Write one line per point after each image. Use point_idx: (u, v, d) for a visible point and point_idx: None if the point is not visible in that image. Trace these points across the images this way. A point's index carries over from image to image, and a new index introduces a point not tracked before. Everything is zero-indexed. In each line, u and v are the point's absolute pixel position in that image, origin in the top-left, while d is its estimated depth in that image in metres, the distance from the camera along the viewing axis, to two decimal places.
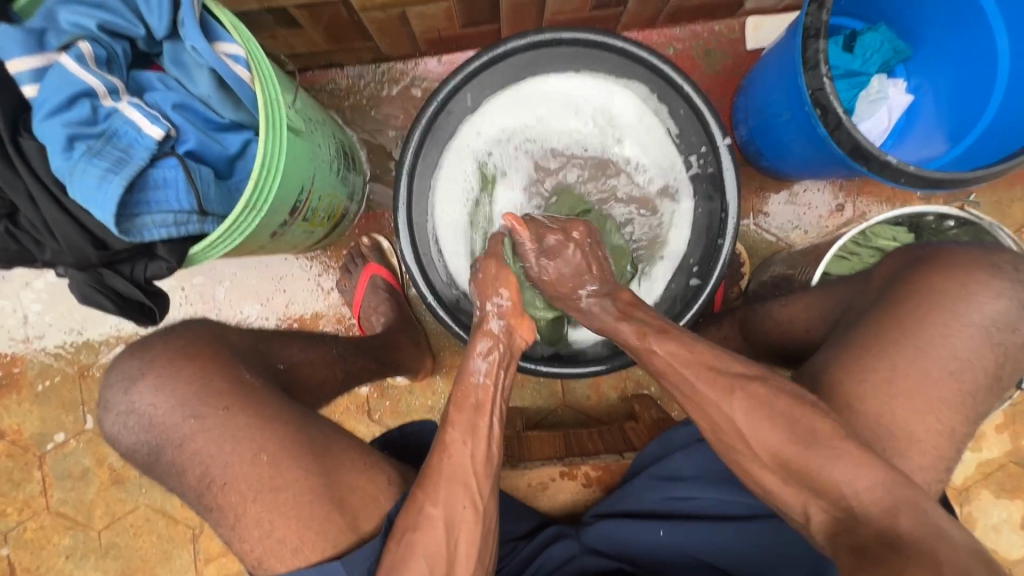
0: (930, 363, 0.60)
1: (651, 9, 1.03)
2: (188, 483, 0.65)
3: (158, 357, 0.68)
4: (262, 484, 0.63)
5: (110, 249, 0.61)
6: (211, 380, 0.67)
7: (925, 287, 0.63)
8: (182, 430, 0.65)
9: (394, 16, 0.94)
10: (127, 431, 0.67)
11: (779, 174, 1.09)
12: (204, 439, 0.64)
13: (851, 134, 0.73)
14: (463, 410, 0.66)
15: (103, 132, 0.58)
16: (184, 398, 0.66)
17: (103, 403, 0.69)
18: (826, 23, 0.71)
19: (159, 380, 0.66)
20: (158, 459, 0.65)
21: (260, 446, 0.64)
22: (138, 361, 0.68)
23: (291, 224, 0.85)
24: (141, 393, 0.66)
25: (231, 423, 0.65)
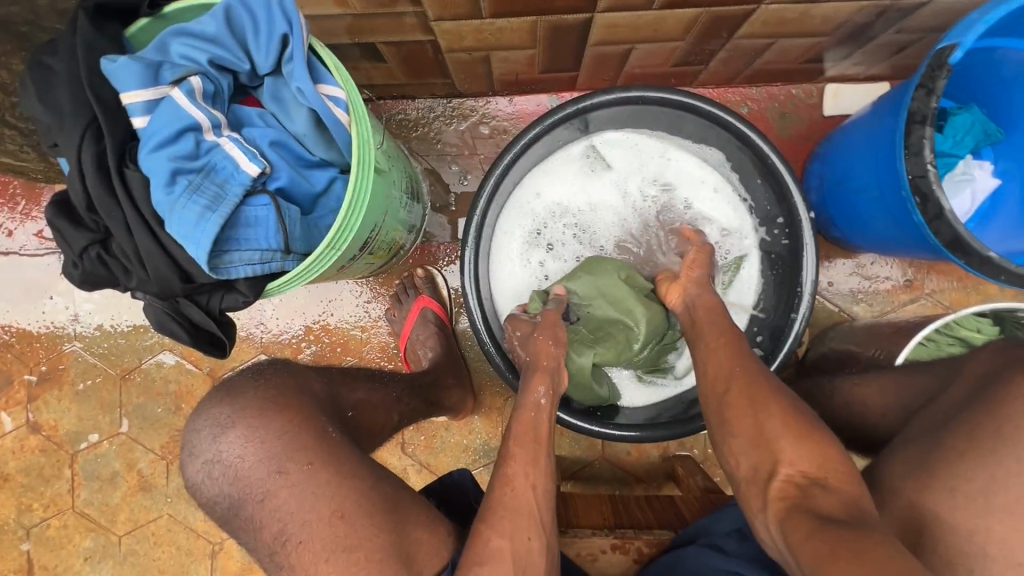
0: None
1: (733, 69, 1.02)
2: (264, 540, 0.64)
3: (248, 405, 0.68)
4: (335, 545, 0.61)
5: (194, 282, 0.60)
6: (300, 434, 0.66)
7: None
8: (266, 485, 0.64)
9: (477, 58, 0.94)
10: (210, 482, 0.67)
11: (848, 246, 1.06)
12: (286, 497, 0.63)
13: (952, 226, 0.70)
14: (525, 445, 0.65)
15: (203, 167, 0.58)
16: (273, 451, 0.65)
17: (188, 450, 0.69)
18: (934, 111, 0.69)
19: (248, 431, 0.66)
20: (238, 514, 0.64)
21: (338, 505, 0.63)
22: (228, 408, 0.68)
23: (358, 258, 0.84)
24: (229, 442, 0.66)
25: (314, 479, 0.63)
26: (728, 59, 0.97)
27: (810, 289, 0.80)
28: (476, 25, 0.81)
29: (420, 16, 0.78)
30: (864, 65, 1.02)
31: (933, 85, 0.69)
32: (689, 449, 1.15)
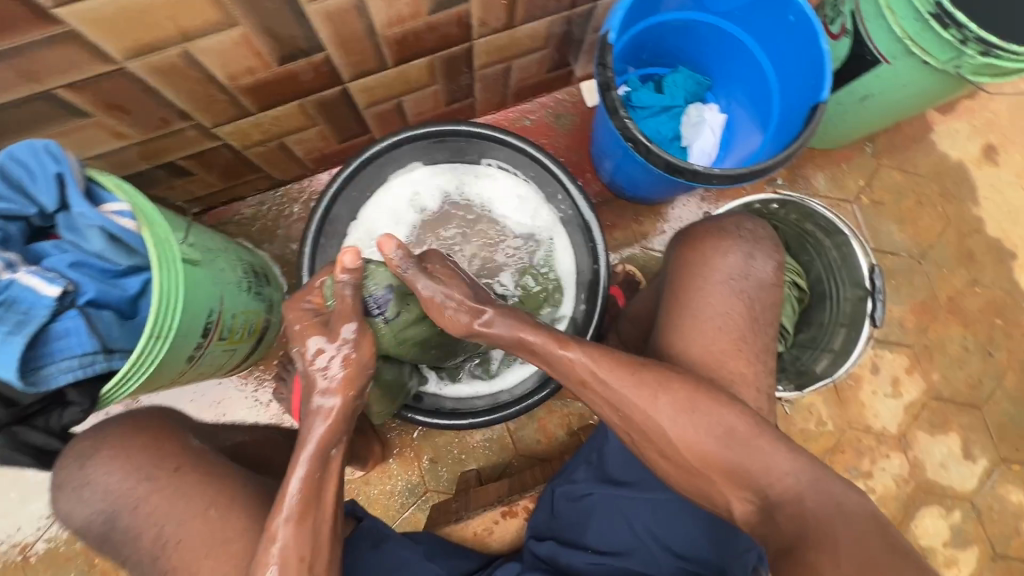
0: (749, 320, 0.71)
1: (498, 94, 1.22)
2: (145, 548, 0.67)
3: (112, 434, 0.71)
4: (211, 539, 0.65)
5: (19, 404, 0.66)
6: (162, 448, 0.71)
7: (683, 267, 0.75)
8: (136, 493, 0.68)
9: (275, 147, 1.07)
10: (83, 506, 0.69)
11: (645, 200, 1.25)
12: (158, 499, 0.67)
13: (660, 156, 0.88)
14: (306, 479, 0.63)
15: (3, 302, 0.65)
16: (137, 465, 0.70)
17: (59, 485, 0.71)
18: (611, 78, 0.88)
19: (113, 452, 0.70)
20: (114, 526, 0.67)
21: (211, 501, 0.68)
22: (92, 441, 0.71)
23: (207, 345, 0.91)
24: (96, 466, 0.69)
25: (182, 480, 0.69)
26: (486, 87, 1.16)
27: (599, 241, 1.00)
28: (253, 121, 0.95)
29: (198, 127, 0.91)
30: None
31: (603, 61, 0.89)
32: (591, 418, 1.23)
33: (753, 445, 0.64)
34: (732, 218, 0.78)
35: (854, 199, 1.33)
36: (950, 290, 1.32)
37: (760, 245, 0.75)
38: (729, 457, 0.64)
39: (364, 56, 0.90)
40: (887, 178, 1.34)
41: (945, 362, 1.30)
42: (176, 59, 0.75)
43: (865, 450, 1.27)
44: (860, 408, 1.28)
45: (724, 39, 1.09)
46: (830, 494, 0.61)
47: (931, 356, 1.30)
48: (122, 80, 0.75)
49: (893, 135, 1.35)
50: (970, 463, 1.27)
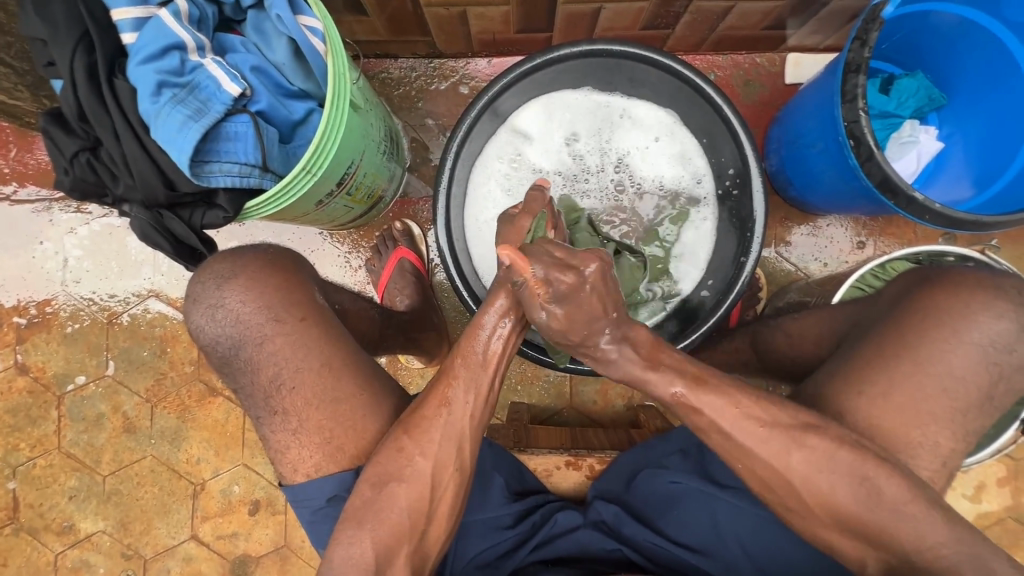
0: (920, 376, 0.62)
1: (699, 35, 1.08)
2: (258, 383, 0.66)
3: (248, 263, 0.69)
4: (322, 394, 0.66)
5: (176, 192, 0.65)
6: (294, 293, 0.69)
7: (924, 308, 0.63)
8: (263, 330, 0.66)
9: (455, 14, 0.99)
10: (211, 327, 0.67)
11: (805, 206, 1.12)
12: (282, 342, 0.66)
13: (881, 167, 0.76)
14: (469, 365, 0.64)
15: (188, 83, 0.63)
16: (270, 302, 0.67)
17: (190, 298, 0.69)
18: (867, 59, 0.75)
19: (249, 282, 0.68)
20: (237, 355, 0.66)
21: (325, 359, 0.67)
22: (229, 265, 0.69)
23: (335, 195, 0.89)
24: (233, 292, 0.67)
25: (306, 332, 0.67)
26: (693, 23, 1.03)
27: (759, 234, 0.86)
28: None
29: None
30: (821, 34, 1.09)
31: (866, 36, 0.75)
32: (653, 400, 1.20)
33: (894, 502, 0.59)
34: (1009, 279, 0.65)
35: None
36: None
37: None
38: (865, 505, 0.59)
39: None
40: None
41: None
42: None
43: None
44: None
45: (997, 58, 0.91)
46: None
47: None
48: None
49: None
50: None
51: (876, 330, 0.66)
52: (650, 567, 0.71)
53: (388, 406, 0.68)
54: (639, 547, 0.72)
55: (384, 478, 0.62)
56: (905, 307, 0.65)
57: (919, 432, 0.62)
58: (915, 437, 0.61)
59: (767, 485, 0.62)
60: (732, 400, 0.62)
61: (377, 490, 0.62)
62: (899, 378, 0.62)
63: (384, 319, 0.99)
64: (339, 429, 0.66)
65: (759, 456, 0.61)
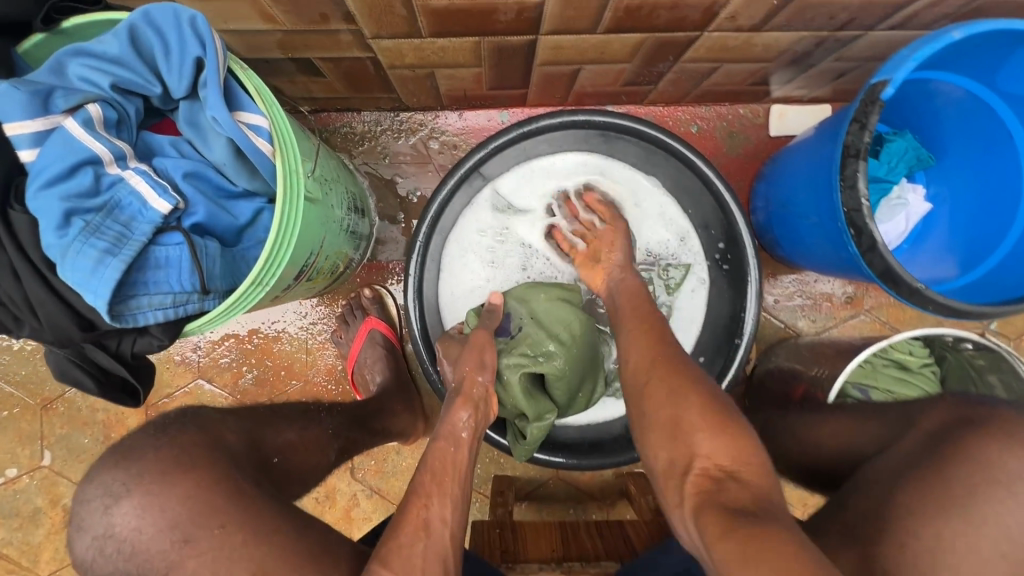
0: (978, 540, 0.52)
1: (682, 89, 1.02)
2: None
3: (147, 469, 0.56)
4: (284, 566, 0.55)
5: (96, 330, 0.55)
6: (206, 499, 0.56)
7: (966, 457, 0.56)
8: (168, 557, 0.54)
9: (422, 75, 0.90)
10: (103, 564, 0.56)
11: (793, 264, 1.08)
12: (194, 568, 0.54)
13: (884, 258, 0.71)
14: (443, 483, 0.62)
15: (104, 205, 0.53)
16: (172, 520, 0.55)
17: (74, 523, 0.57)
18: (867, 145, 0.70)
19: (148, 494, 0.55)
20: None
21: (257, 565, 0.54)
22: (122, 474, 0.56)
23: (296, 284, 0.80)
24: (124, 514, 0.55)
25: (228, 544, 0.54)
26: (676, 80, 0.97)
27: (752, 313, 0.82)
28: (417, 43, 0.78)
29: (355, 33, 0.74)
30: (807, 88, 1.04)
31: (866, 120, 0.70)
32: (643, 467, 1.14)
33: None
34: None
35: None
36: None
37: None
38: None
39: (580, 13, 0.71)
40: None
41: None
42: None
43: None
44: None
45: (990, 127, 0.88)
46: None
47: None
48: None
49: None
50: None
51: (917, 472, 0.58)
52: None
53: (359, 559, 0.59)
54: None
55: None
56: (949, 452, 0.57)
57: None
58: None
59: None
60: None
61: None
62: (947, 539, 0.53)
63: (353, 411, 0.90)
64: None
65: None
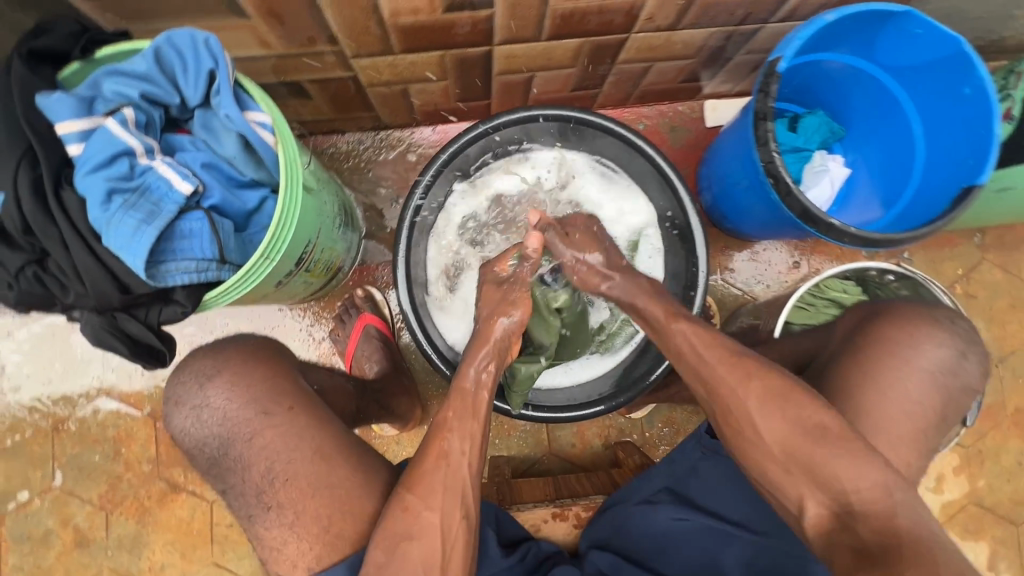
0: (889, 403, 0.67)
1: (624, 91, 1.17)
2: (250, 483, 0.65)
3: (230, 358, 0.69)
4: (314, 483, 0.63)
5: (131, 293, 0.65)
6: (280, 382, 0.68)
7: (875, 344, 0.70)
8: (251, 425, 0.65)
9: (397, 91, 1.04)
10: (199, 428, 0.67)
11: (740, 235, 1.21)
12: (272, 435, 0.65)
13: (800, 200, 0.84)
14: (463, 417, 0.67)
15: (138, 187, 0.64)
16: (256, 394, 0.67)
17: (172, 399, 0.69)
18: (772, 108, 0.84)
19: (233, 378, 0.67)
20: (227, 453, 0.65)
21: (317, 445, 0.65)
22: (210, 361, 0.69)
23: (295, 273, 0.89)
24: (216, 390, 0.67)
25: (295, 421, 0.66)
26: (617, 82, 1.12)
27: (702, 268, 0.95)
28: (391, 60, 0.92)
29: (338, 54, 0.88)
30: (731, 83, 1.21)
31: (768, 88, 0.85)
32: (629, 435, 1.21)
33: (857, 522, 0.62)
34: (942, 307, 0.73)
35: (949, 285, 1.29)
36: (1017, 401, 1.28)
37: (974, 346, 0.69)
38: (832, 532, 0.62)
39: (525, 23, 0.86)
40: (987, 274, 1.30)
41: (993, 471, 1.27)
42: None
43: None
44: None
45: (882, 97, 1.04)
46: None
47: (982, 462, 1.27)
48: None
49: (1005, 231, 1.30)
50: None
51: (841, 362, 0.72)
52: None
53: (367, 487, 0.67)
54: None
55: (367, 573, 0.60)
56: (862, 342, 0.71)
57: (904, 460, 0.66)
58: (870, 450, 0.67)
59: None
60: None
61: None
62: None
63: (357, 390, 0.98)
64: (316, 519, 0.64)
65: None
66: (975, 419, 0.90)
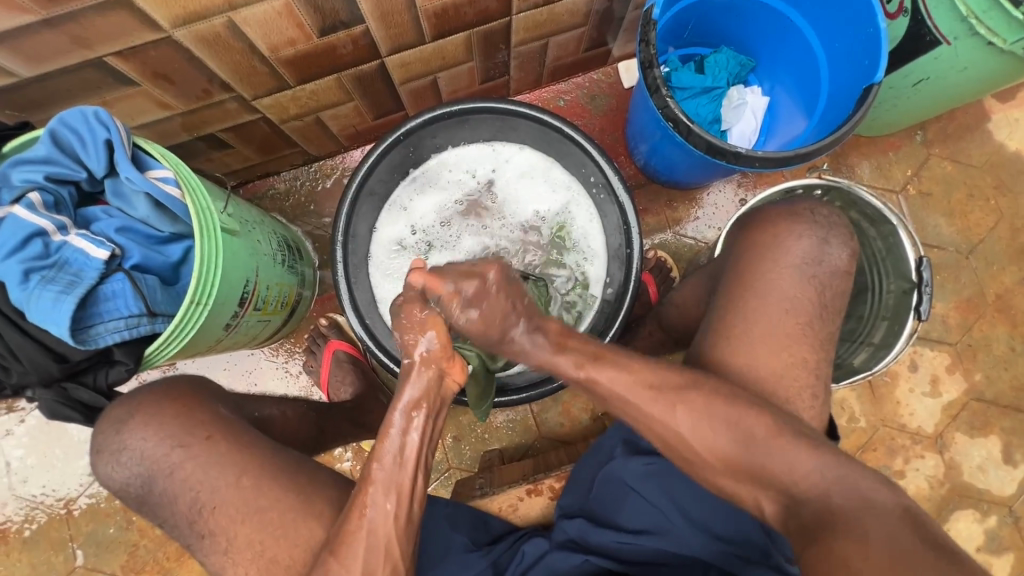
0: (770, 304, 0.70)
1: (533, 73, 1.20)
2: (180, 512, 0.69)
3: (144, 401, 0.72)
4: (246, 507, 0.67)
5: (69, 362, 0.69)
6: (194, 414, 0.72)
7: (746, 258, 0.74)
8: (170, 459, 0.69)
9: (311, 122, 1.08)
10: (120, 470, 0.70)
11: (678, 185, 1.22)
12: (192, 466, 0.69)
13: (702, 137, 0.86)
14: (385, 458, 0.64)
15: (55, 263, 0.68)
16: (172, 430, 0.70)
17: (95, 450, 0.72)
18: (655, 55, 0.86)
19: (147, 419, 0.71)
20: (151, 490, 0.69)
21: (242, 470, 0.69)
22: (125, 408, 0.72)
23: (242, 315, 0.92)
24: (132, 433, 0.70)
25: (214, 449, 0.70)
26: (522, 66, 1.15)
27: (634, 226, 0.94)
28: (291, 94, 0.96)
29: (238, 99, 0.92)
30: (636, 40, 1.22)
31: (648, 37, 0.86)
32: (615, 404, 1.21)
33: (787, 440, 0.63)
34: (804, 203, 0.76)
35: (901, 189, 1.27)
36: (998, 288, 1.26)
37: (835, 232, 0.74)
38: (765, 456, 0.63)
39: (403, 29, 0.89)
40: (937, 168, 1.28)
41: (989, 362, 1.24)
42: (221, 30, 0.75)
43: (898, 449, 1.23)
44: (895, 406, 1.24)
45: (777, 20, 1.05)
46: (858, 496, 0.61)
47: (975, 355, 1.25)
48: (169, 50, 0.76)
49: (945, 123, 1.29)
50: (1011, 469, 1.23)
51: (726, 283, 0.75)
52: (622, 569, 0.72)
53: (324, 502, 0.69)
54: (606, 551, 0.73)
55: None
56: (737, 259, 0.75)
57: (803, 358, 0.69)
58: (796, 358, 0.69)
59: (689, 458, 0.66)
60: (634, 387, 0.66)
61: None
62: None
63: (320, 414, 1.01)
64: (276, 540, 0.67)
65: (675, 435, 0.65)
66: (929, 311, 0.89)
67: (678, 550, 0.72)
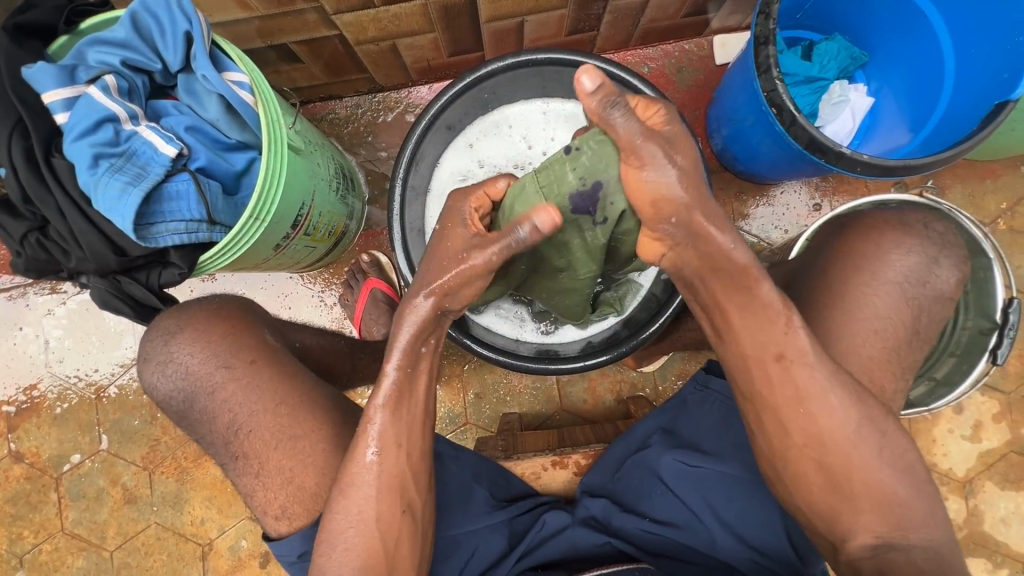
0: (853, 320, 0.68)
1: (624, 32, 1.12)
2: (219, 431, 0.71)
3: (194, 316, 0.74)
4: (281, 434, 0.69)
5: (127, 256, 0.69)
6: (241, 338, 0.73)
7: (848, 255, 0.71)
8: (213, 379, 0.71)
9: (386, 48, 1.03)
10: (163, 380, 0.72)
11: (753, 178, 1.14)
12: (234, 388, 0.70)
13: (806, 129, 0.80)
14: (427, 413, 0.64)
15: (124, 152, 0.66)
16: (217, 350, 0.72)
17: (140, 356, 0.74)
18: (774, 31, 0.79)
19: (194, 334, 0.72)
20: (193, 405, 0.70)
21: (281, 399, 0.71)
22: (175, 320, 0.73)
23: (293, 237, 0.90)
24: (179, 345, 0.72)
25: (257, 374, 0.71)
26: (614, 23, 1.07)
27: None
28: (373, 14, 0.90)
29: (319, 11, 0.87)
30: (740, 13, 1.12)
31: (769, 10, 0.79)
32: (642, 390, 1.19)
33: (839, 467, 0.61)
34: (916, 214, 0.73)
35: (990, 222, 1.18)
36: None
37: (946, 252, 0.70)
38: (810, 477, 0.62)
39: None
40: None
41: None
42: None
43: None
44: (929, 443, 1.20)
45: (906, 13, 0.96)
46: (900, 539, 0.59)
47: None
48: None
49: None
50: None
51: (816, 285, 0.72)
52: (643, 556, 0.74)
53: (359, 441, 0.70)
54: (629, 538, 0.76)
55: (356, 524, 0.63)
56: (832, 256, 0.71)
57: (870, 380, 0.67)
58: (863, 384, 0.67)
59: None
60: None
61: (336, 551, 0.63)
62: None
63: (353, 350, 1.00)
64: (311, 467, 0.69)
65: None
66: (1007, 356, 0.84)
67: (696, 541, 0.74)
